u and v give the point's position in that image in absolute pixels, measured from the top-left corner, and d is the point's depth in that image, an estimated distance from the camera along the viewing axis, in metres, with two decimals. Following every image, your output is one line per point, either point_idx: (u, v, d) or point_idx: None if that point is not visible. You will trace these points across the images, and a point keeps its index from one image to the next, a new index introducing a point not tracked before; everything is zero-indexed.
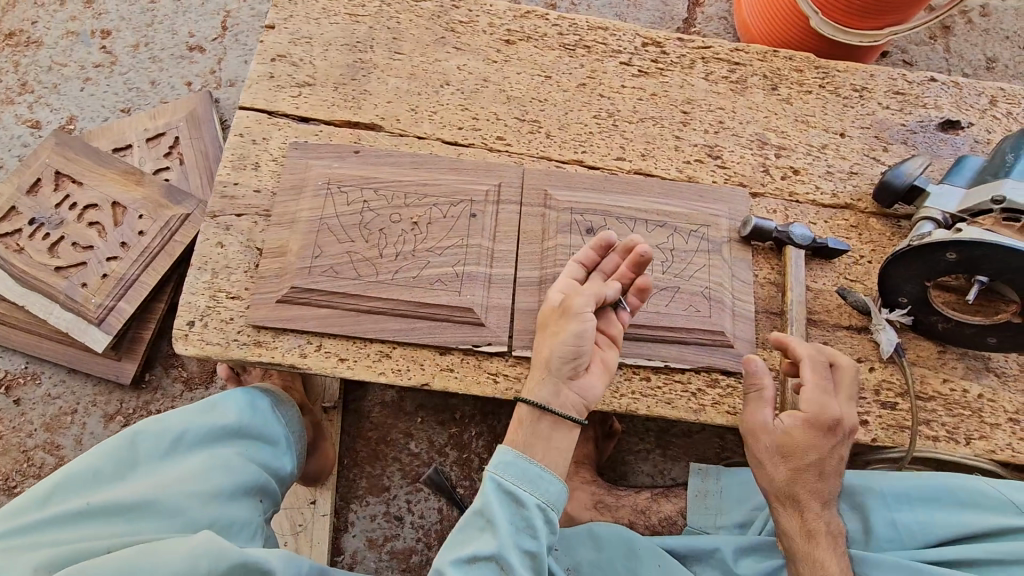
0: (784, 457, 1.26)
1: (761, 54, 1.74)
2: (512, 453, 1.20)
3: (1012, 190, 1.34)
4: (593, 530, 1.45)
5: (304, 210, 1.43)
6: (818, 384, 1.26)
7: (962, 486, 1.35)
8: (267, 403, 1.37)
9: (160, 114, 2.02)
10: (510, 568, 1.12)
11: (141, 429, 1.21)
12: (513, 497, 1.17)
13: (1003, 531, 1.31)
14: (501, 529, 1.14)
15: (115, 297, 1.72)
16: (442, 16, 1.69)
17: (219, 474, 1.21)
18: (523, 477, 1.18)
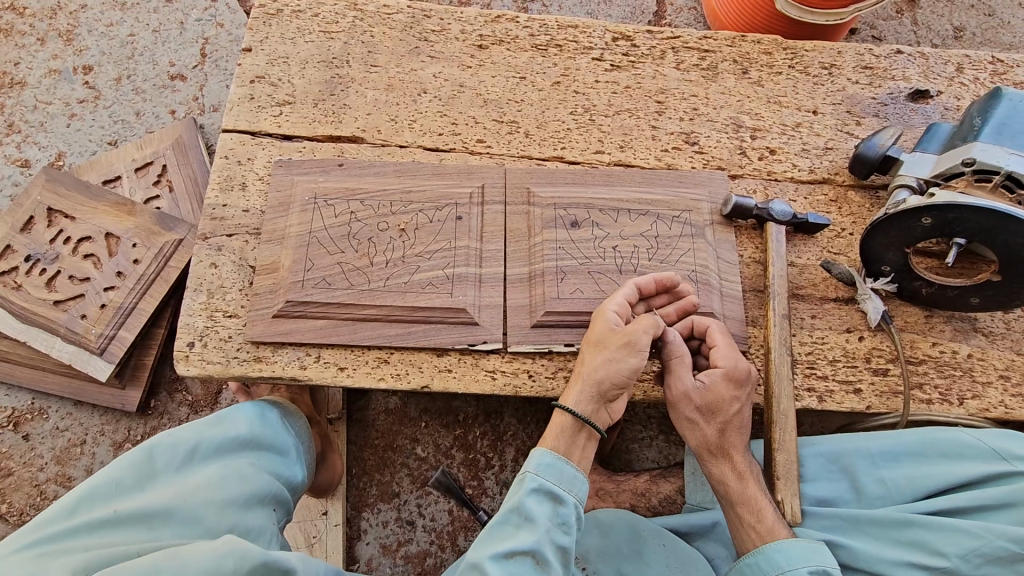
0: (711, 414, 1.30)
1: (729, 40, 1.78)
2: (552, 454, 1.24)
3: (982, 152, 1.37)
4: (596, 518, 1.48)
5: (294, 225, 1.46)
6: (729, 346, 1.33)
7: (947, 438, 1.37)
8: (275, 415, 1.43)
9: (147, 144, 2.05)
10: (546, 562, 1.15)
11: (157, 442, 1.22)
12: (551, 495, 1.20)
13: (991, 478, 1.32)
14: (540, 526, 1.17)
15: (115, 325, 1.75)
16: (415, 26, 1.72)
17: (234, 483, 1.24)
18: (560, 478, 1.22)
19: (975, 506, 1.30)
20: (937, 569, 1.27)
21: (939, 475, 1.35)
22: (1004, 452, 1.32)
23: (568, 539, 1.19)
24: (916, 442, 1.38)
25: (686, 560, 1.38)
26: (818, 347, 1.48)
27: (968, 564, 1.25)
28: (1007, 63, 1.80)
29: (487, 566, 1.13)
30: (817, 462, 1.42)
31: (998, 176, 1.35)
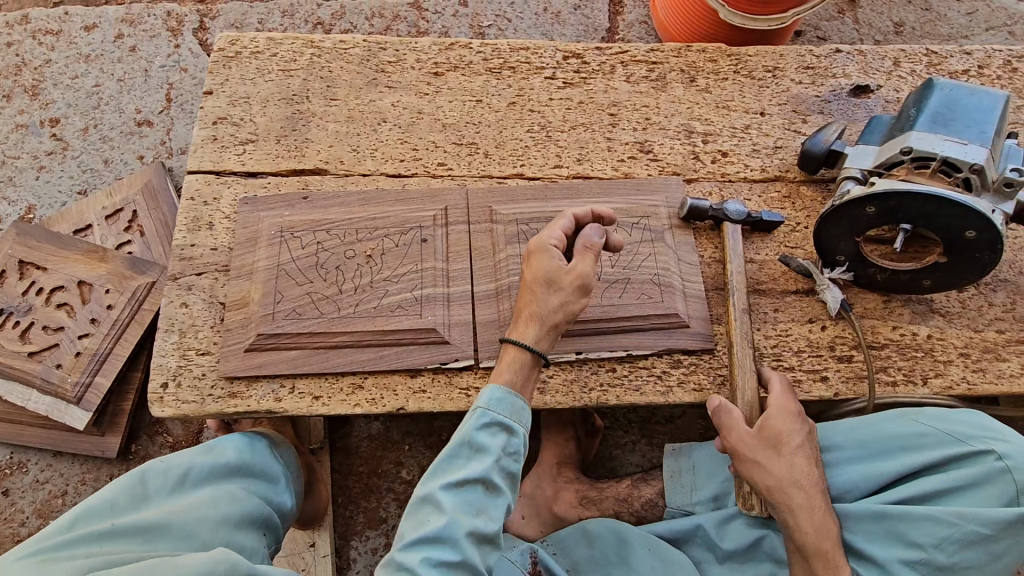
0: (778, 447, 1.32)
1: (676, 50, 1.84)
2: (507, 389, 1.27)
3: (917, 140, 1.42)
4: (586, 529, 1.50)
5: (261, 260, 1.49)
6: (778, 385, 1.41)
7: (904, 427, 1.41)
8: (264, 445, 1.44)
9: (116, 191, 2.07)
10: (495, 489, 1.22)
11: (148, 467, 1.27)
12: (501, 427, 1.25)
13: (952, 459, 1.36)
14: (489, 455, 1.22)
15: (91, 373, 1.75)
16: (371, 59, 1.77)
17: (225, 503, 1.27)
18: (512, 411, 1.26)
19: (942, 492, 1.35)
20: (916, 560, 1.33)
21: (904, 462, 1.39)
22: (961, 432, 1.36)
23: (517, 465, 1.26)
24: (875, 434, 1.42)
25: (672, 563, 1.41)
26: (783, 340, 1.52)
27: (944, 552, 1.31)
28: (942, 54, 1.87)
29: (442, 495, 1.19)
30: None
31: (935, 163, 1.41)
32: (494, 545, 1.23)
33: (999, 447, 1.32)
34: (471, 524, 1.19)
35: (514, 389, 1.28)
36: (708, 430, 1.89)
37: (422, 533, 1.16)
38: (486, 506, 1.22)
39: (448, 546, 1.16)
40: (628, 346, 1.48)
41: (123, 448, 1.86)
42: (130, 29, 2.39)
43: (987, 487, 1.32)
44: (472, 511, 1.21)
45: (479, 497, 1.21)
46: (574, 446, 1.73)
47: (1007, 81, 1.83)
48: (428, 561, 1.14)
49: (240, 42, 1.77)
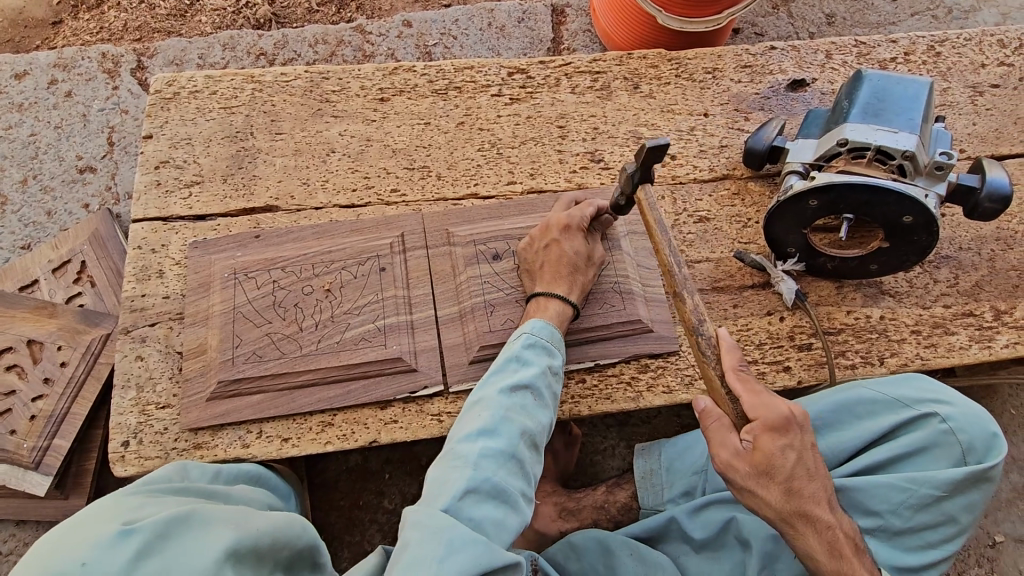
0: (769, 476, 1.17)
1: (618, 58, 1.87)
2: (555, 325, 1.39)
3: (852, 132, 1.47)
4: (571, 541, 1.49)
5: (216, 305, 1.46)
6: (750, 391, 1.21)
7: (857, 401, 1.45)
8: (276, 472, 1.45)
9: (62, 242, 2.00)
10: (542, 397, 1.30)
11: (186, 464, 1.21)
12: (545, 349, 1.35)
13: (901, 425, 1.42)
14: (538, 366, 1.31)
15: (48, 436, 1.69)
16: (315, 89, 1.74)
17: (263, 495, 1.25)
18: (553, 338, 1.37)
19: (895, 458, 1.41)
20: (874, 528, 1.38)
21: (858, 432, 1.45)
22: (907, 399, 1.42)
23: (557, 387, 1.35)
24: (833, 408, 1.45)
25: (654, 563, 1.41)
26: (745, 334, 1.55)
27: (901, 517, 1.36)
28: (870, 43, 1.94)
29: (496, 398, 1.26)
30: None
31: (870, 152, 1.46)
32: (535, 458, 1.26)
33: (942, 410, 1.39)
34: (523, 424, 1.24)
35: (552, 322, 1.39)
36: (684, 427, 1.92)
37: (474, 428, 1.21)
38: (535, 412, 1.28)
39: (504, 442, 1.20)
40: (594, 355, 1.49)
41: None
42: (63, 74, 2.31)
43: (933, 449, 1.39)
44: (522, 413, 1.26)
45: (529, 403, 1.28)
46: (551, 459, 1.74)
47: (932, 64, 1.91)
48: (485, 452, 1.18)
49: (177, 83, 1.73)
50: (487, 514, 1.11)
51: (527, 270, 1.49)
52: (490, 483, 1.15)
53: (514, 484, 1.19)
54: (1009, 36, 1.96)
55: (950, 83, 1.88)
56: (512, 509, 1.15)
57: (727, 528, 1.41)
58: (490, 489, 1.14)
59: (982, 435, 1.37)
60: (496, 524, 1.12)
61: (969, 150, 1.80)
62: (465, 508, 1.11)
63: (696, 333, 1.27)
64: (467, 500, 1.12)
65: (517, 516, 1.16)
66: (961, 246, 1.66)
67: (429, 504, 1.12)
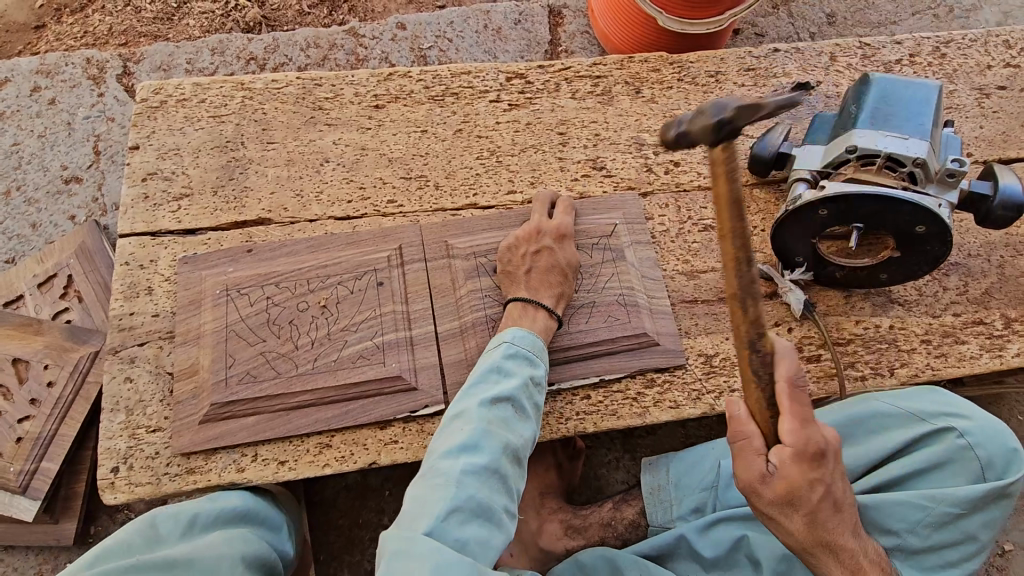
0: (794, 506, 1.12)
1: (619, 62, 1.82)
2: (536, 335, 1.35)
3: (861, 139, 1.44)
4: (579, 560, 1.46)
5: (208, 323, 1.41)
6: (797, 415, 1.09)
7: (871, 416, 1.42)
8: (268, 496, 1.42)
9: (48, 255, 1.94)
10: (524, 409, 1.26)
11: (158, 512, 1.27)
12: (526, 360, 1.31)
13: (916, 440, 1.40)
14: (518, 376, 1.27)
15: (35, 458, 1.63)
16: (308, 96, 1.69)
17: (241, 542, 1.25)
18: (533, 346, 1.33)
19: (913, 474, 1.38)
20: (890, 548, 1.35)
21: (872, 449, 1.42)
22: (924, 413, 1.39)
23: (540, 397, 1.31)
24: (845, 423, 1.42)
25: None
26: None
27: (918, 536, 1.33)
28: (874, 45, 1.91)
29: (476, 411, 1.22)
30: None
31: (880, 159, 1.42)
32: (519, 472, 1.23)
33: (960, 425, 1.36)
34: (505, 438, 1.21)
35: (537, 332, 1.36)
36: (689, 438, 1.88)
37: (455, 444, 1.17)
38: (516, 424, 1.24)
39: (486, 457, 1.17)
40: (599, 370, 1.45)
41: (80, 533, 1.75)
42: (47, 81, 2.25)
43: (951, 466, 1.36)
44: (504, 426, 1.23)
45: (511, 416, 1.24)
46: (555, 474, 1.70)
47: (937, 66, 1.88)
48: (466, 470, 1.14)
49: (164, 91, 1.67)
50: (471, 535, 1.09)
51: (505, 272, 1.45)
52: (473, 502, 1.12)
53: (499, 501, 1.16)
54: (1014, 36, 1.92)
55: (956, 85, 1.85)
56: (496, 526, 1.13)
57: (739, 545, 1.39)
58: (473, 508, 1.11)
59: (1000, 451, 1.35)
60: (481, 544, 1.09)
61: (977, 154, 1.77)
62: (449, 529, 1.07)
63: (750, 350, 1.06)
64: (451, 521, 1.08)
65: (501, 534, 1.14)
66: (970, 252, 1.63)
67: (410, 527, 1.09)
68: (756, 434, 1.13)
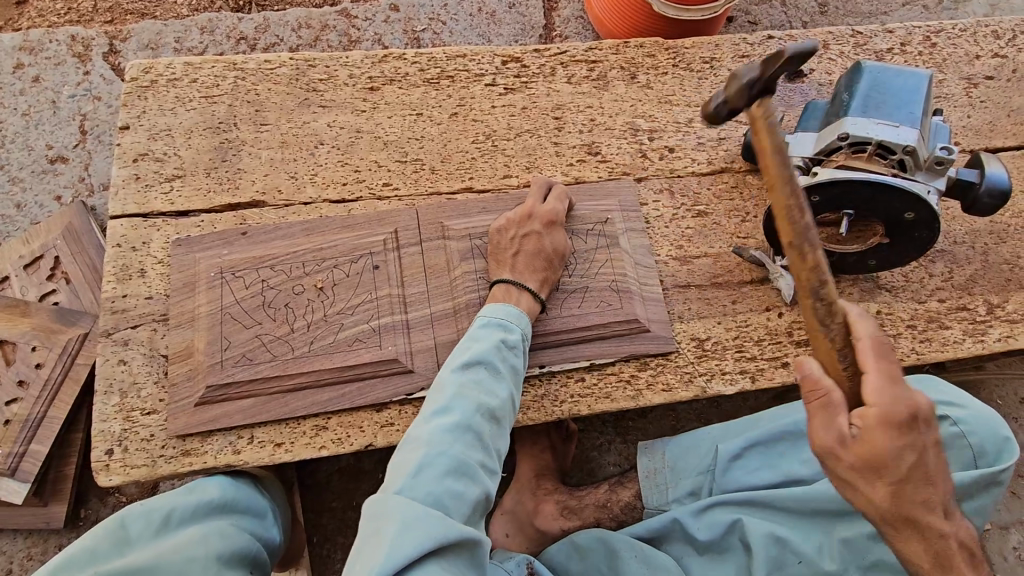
0: (877, 472, 1.02)
1: (614, 47, 1.82)
2: (514, 305, 1.36)
3: (852, 126, 1.45)
4: (573, 541, 1.50)
5: (202, 305, 1.40)
6: (883, 375, 1.03)
7: None
8: (248, 480, 1.41)
9: (35, 236, 1.91)
10: (499, 371, 1.25)
11: (127, 512, 1.21)
12: (499, 325, 1.31)
13: None
14: (490, 340, 1.28)
15: (24, 441, 1.62)
16: (300, 78, 1.67)
17: (217, 539, 1.22)
18: (507, 314, 1.34)
19: None
20: None
21: None
22: None
23: (518, 360, 1.30)
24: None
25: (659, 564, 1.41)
26: (743, 331, 1.54)
27: None
28: (866, 34, 1.92)
29: (448, 377, 1.24)
30: (754, 455, 1.48)
31: (870, 146, 1.44)
32: (498, 432, 1.23)
33: (953, 413, 1.42)
34: (478, 399, 1.21)
35: (524, 311, 1.37)
36: (679, 421, 1.92)
37: (427, 409, 1.19)
38: (491, 386, 1.24)
39: (457, 418, 1.17)
40: (591, 354, 1.46)
41: (71, 516, 1.74)
42: (30, 58, 2.19)
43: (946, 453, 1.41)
44: (478, 388, 1.23)
45: (485, 379, 1.24)
46: (550, 456, 1.75)
47: (927, 56, 1.90)
48: (437, 430, 1.15)
49: (155, 70, 1.64)
50: (444, 490, 1.08)
51: (494, 257, 1.46)
52: (445, 459, 1.12)
53: (474, 457, 1.16)
54: (1003, 27, 1.95)
55: (945, 75, 1.87)
56: (472, 481, 1.12)
57: (733, 528, 1.41)
58: (446, 465, 1.11)
59: (991, 440, 1.39)
60: (454, 499, 1.08)
61: (964, 143, 1.80)
62: (421, 485, 1.08)
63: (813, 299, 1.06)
64: (422, 477, 1.09)
65: (477, 488, 1.13)
66: (955, 240, 1.66)
67: (386, 486, 1.10)
68: (837, 390, 1.03)
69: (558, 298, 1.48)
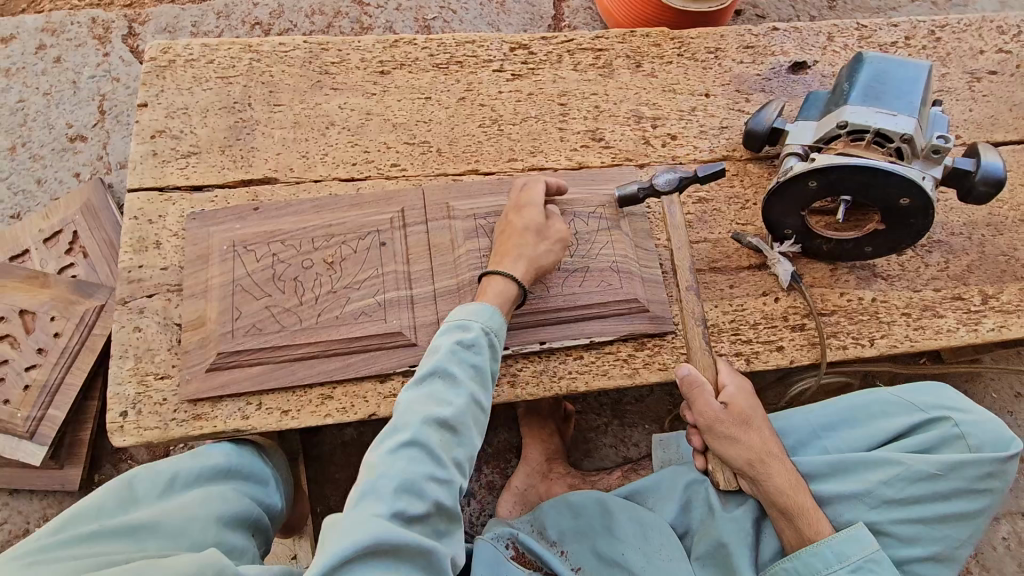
0: (745, 424, 1.40)
1: (621, 36, 1.85)
2: (485, 302, 1.30)
3: (852, 114, 1.48)
4: (567, 500, 1.61)
5: (215, 276, 1.46)
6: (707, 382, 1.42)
7: (874, 401, 1.53)
8: (252, 447, 1.45)
9: (53, 211, 1.97)
10: (456, 379, 1.20)
11: (132, 473, 1.26)
12: (459, 328, 1.25)
13: (914, 427, 1.49)
14: (446, 347, 1.22)
15: (42, 405, 1.70)
16: (314, 60, 1.71)
17: (218, 503, 1.27)
18: (468, 314, 1.28)
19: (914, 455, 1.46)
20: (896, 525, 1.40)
21: (879, 431, 1.50)
22: (923, 404, 1.50)
23: (481, 361, 1.23)
24: (853, 409, 1.53)
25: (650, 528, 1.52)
26: (740, 315, 1.57)
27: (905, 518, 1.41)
28: (871, 27, 1.94)
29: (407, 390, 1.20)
30: None
31: (869, 135, 1.47)
32: (462, 440, 1.18)
33: (954, 416, 1.46)
34: (434, 410, 1.16)
35: (492, 308, 1.30)
36: (676, 406, 1.95)
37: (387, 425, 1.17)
38: (449, 393, 1.19)
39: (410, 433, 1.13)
40: (590, 333, 1.50)
41: (85, 480, 1.81)
42: (52, 39, 2.26)
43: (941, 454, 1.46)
44: (437, 398, 1.18)
45: (442, 387, 1.19)
46: (553, 437, 1.81)
47: (932, 49, 1.92)
48: (390, 447, 1.12)
49: (173, 51, 1.69)
50: (388, 512, 1.04)
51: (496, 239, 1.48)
52: (397, 478, 1.08)
53: (421, 467, 1.10)
54: (1008, 23, 1.96)
55: (948, 69, 1.89)
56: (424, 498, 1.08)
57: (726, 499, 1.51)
58: (396, 484, 1.07)
59: (988, 439, 1.44)
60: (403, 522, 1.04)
61: (965, 137, 1.82)
62: (367, 507, 1.05)
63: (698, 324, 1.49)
64: (371, 500, 1.06)
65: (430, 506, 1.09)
66: (953, 231, 1.69)
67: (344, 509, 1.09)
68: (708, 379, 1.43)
69: (560, 278, 1.52)
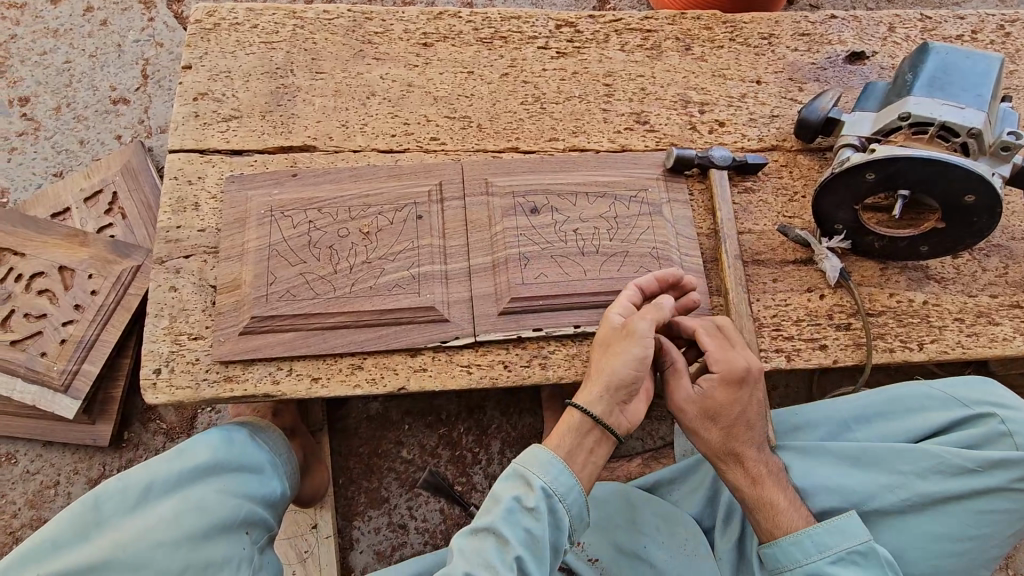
0: (712, 420, 1.31)
1: (671, 18, 1.79)
2: (551, 453, 1.22)
3: (916, 106, 1.41)
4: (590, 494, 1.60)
5: (251, 240, 1.45)
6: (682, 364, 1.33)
7: (910, 395, 1.46)
8: (242, 434, 1.42)
9: (94, 171, 1.99)
10: (506, 540, 1.15)
11: (101, 489, 1.23)
12: (519, 477, 1.21)
13: (957, 423, 1.40)
14: (501, 501, 1.18)
15: (77, 360, 1.71)
16: (358, 29, 1.69)
17: (192, 516, 1.25)
18: (530, 462, 1.22)
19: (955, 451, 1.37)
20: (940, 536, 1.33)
21: (914, 426, 1.43)
22: (965, 399, 1.41)
23: (539, 525, 1.17)
24: (883, 402, 1.48)
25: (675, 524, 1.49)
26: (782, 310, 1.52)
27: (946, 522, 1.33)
28: (936, 19, 1.85)
29: (459, 541, 1.20)
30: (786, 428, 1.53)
31: (933, 128, 1.40)
32: None
33: (1001, 412, 1.36)
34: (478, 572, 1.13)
35: (559, 454, 1.22)
36: None
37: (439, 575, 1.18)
38: (500, 553, 1.14)
39: None
40: None
41: (115, 436, 1.83)
42: (100, 2, 2.28)
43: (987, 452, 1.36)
44: (485, 559, 1.15)
45: (490, 548, 1.15)
46: None
47: (1000, 45, 1.82)
48: None
49: (218, 14, 1.69)
50: None
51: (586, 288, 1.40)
52: None
53: None
54: None
55: (1018, 65, 1.79)
56: None
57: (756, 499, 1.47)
58: None
59: None
60: None
61: None
62: None
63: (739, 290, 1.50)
64: None
65: None
66: (1014, 236, 1.60)
67: None
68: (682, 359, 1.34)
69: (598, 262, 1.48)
